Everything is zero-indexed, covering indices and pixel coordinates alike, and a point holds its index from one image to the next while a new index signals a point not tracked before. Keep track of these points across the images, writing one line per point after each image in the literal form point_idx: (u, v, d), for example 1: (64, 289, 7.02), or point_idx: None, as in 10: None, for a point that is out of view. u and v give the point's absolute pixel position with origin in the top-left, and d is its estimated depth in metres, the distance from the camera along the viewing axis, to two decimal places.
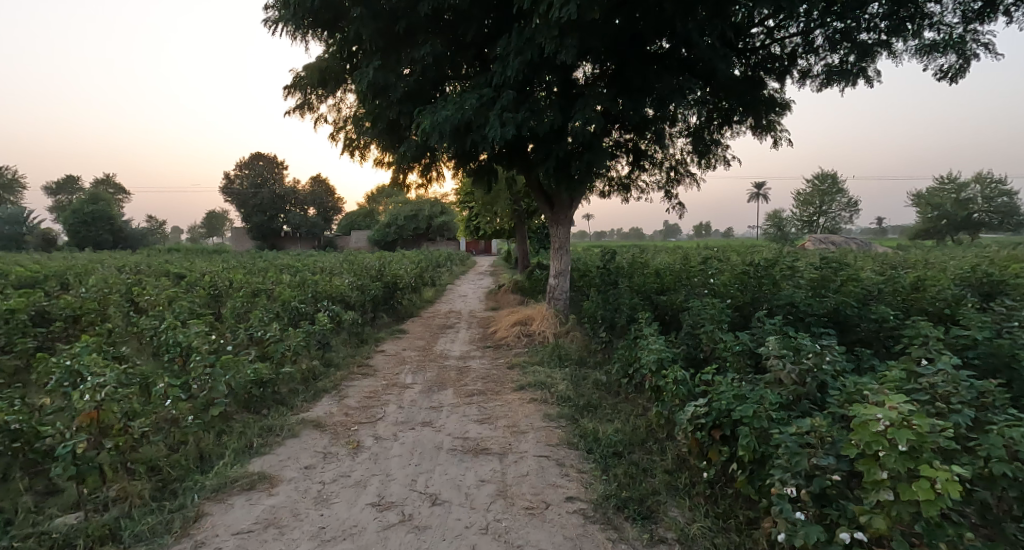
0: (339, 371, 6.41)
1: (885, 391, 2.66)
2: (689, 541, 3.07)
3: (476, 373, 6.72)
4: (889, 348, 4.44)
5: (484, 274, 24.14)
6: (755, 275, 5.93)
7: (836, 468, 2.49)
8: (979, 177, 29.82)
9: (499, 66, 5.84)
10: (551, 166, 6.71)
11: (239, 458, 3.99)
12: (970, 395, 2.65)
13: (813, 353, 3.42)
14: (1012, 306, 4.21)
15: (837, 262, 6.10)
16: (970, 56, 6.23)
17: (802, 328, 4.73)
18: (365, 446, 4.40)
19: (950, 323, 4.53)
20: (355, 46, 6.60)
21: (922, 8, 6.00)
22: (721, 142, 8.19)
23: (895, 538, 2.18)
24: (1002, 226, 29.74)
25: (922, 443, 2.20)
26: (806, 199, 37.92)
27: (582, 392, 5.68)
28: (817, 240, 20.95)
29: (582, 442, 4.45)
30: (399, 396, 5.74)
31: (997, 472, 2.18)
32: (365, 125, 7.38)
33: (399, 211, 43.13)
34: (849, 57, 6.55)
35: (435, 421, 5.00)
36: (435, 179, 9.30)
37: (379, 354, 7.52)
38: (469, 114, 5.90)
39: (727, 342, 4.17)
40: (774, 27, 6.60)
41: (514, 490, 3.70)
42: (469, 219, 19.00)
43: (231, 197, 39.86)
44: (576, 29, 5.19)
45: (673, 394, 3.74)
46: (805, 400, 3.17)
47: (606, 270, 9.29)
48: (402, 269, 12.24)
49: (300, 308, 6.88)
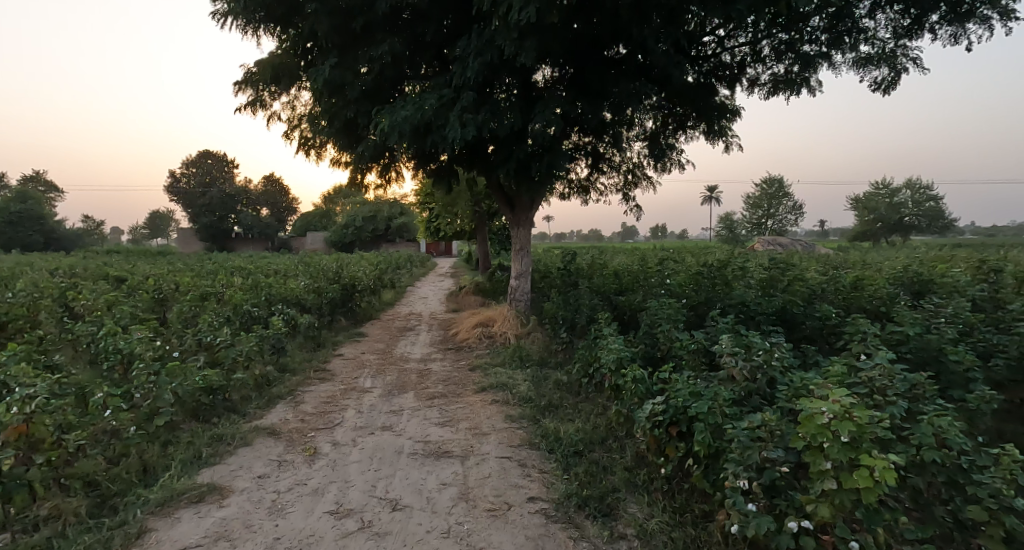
0: (295, 377, 6.20)
1: (828, 385, 2.80)
2: (646, 536, 3.14)
3: (437, 376, 6.66)
4: (832, 344, 4.70)
5: (446, 275, 25.04)
6: (708, 276, 6.15)
7: (784, 461, 2.61)
8: (910, 183, 31.87)
9: (459, 67, 5.82)
10: (512, 168, 6.75)
11: (186, 469, 3.81)
12: (903, 387, 2.85)
13: (763, 350, 3.58)
14: (939, 304, 4.53)
15: (783, 263, 6.40)
16: (901, 70, 6.63)
17: (752, 326, 4.95)
18: (322, 453, 4.29)
19: (885, 319, 4.86)
20: (310, 42, 6.45)
21: (858, 23, 6.36)
22: (675, 147, 8.40)
23: (839, 525, 2.29)
24: (931, 227, 31.91)
25: (862, 434, 2.34)
26: (755, 202, 39.50)
27: (543, 392, 5.72)
28: (762, 242, 22.00)
29: (544, 442, 4.49)
30: (359, 400, 5.63)
31: (928, 459, 2.36)
32: (320, 124, 7.18)
33: (357, 212, 42.30)
34: (793, 67, 6.89)
35: (395, 425, 4.92)
36: (394, 180, 9.17)
37: (337, 359, 7.32)
38: (428, 115, 5.86)
39: (683, 341, 4.31)
40: (724, 36, 6.82)
41: (477, 493, 3.68)
42: (429, 222, 18.86)
43: (178, 197, 38.21)
44: (536, 32, 5.26)
45: (632, 393, 3.82)
46: (756, 396, 3.31)
47: (565, 271, 9.36)
48: (361, 271, 11.98)
49: (253, 311, 6.64)
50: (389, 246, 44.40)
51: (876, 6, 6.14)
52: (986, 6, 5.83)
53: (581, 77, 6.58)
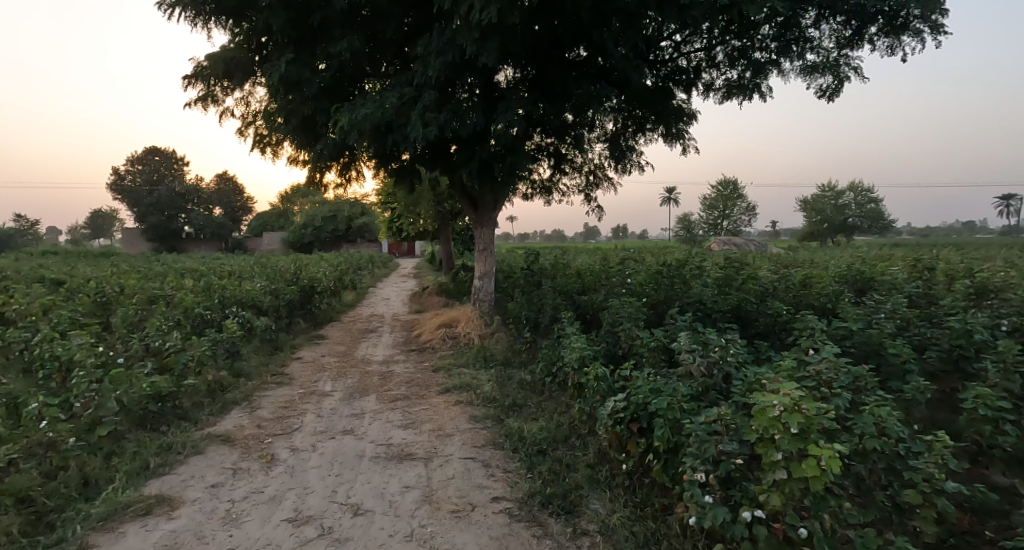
0: (251, 381, 6.00)
1: (779, 379, 2.92)
2: (609, 531, 3.19)
3: (400, 378, 6.58)
4: (783, 340, 4.89)
5: (408, 276, 24.78)
6: (667, 275, 6.32)
7: (738, 453, 2.70)
8: (853, 186, 33.59)
9: (420, 66, 5.77)
10: (475, 168, 6.74)
11: (132, 481, 3.64)
12: (847, 380, 3.00)
13: (719, 347, 3.70)
14: (879, 300, 4.80)
15: (738, 262, 6.63)
16: (843, 78, 6.98)
17: (709, 323, 5.11)
18: (280, 459, 4.17)
19: (832, 315, 5.10)
20: (265, 36, 6.25)
21: (804, 33, 6.65)
22: (635, 148, 8.57)
23: (789, 513, 2.39)
24: (872, 228, 33.72)
25: (810, 425, 2.45)
26: (710, 204, 40.75)
27: (507, 392, 5.74)
28: (718, 242, 22.75)
29: (508, 441, 4.50)
30: (318, 404, 5.50)
31: (869, 447, 2.49)
32: (277, 121, 6.98)
33: (316, 212, 41.29)
34: (745, 73, 7.14)
35: (357, 428, 4.83)
36: (355, 180, 9.01)
37: (296, 362, 7.13)
38: (389, 113, 5.78)
39: (643, 339, 4.41)
40: (681, 41, 7.00)
41: (440, 494, 3.66)
42: (390, 222, 18.60)
43: (122, 196, 36.40)
44: (497, 33, 5.28)
45: (594, 390, 3.89)
46: (713, 391, 3.42)
47: (529, 271, 9.41)
48: (320, 272, 11.69)
49: (205, 315, 6.40)
50: (349, 246, 43.57)
51: (820, 17, 6.44)
52: (918, 20, 6.21)
53: (543, 78, 6.63)
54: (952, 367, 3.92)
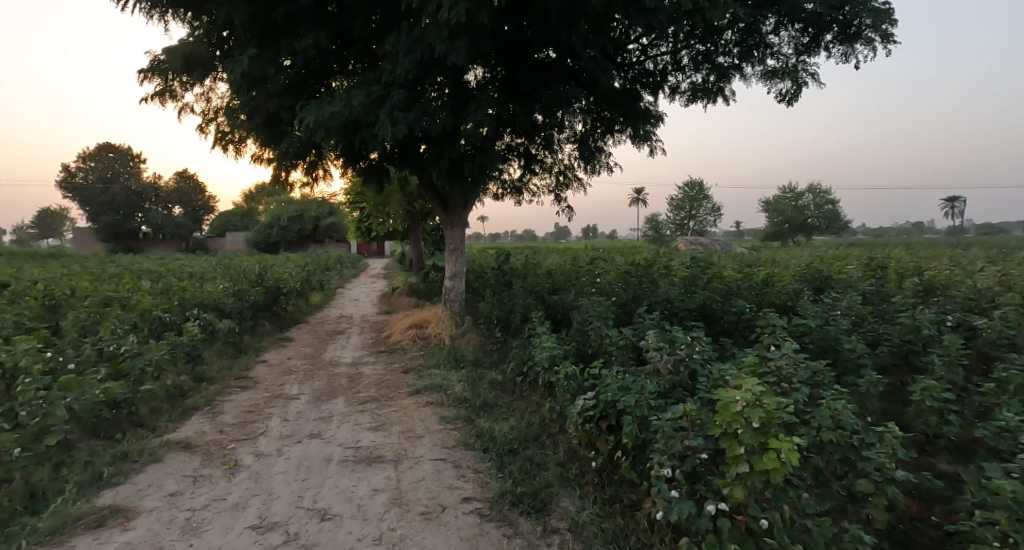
0: (213, 386, 5.82)
1: (742, 375, 3.01)
2: (578, 529, 3.22)
3: (369, 380, 6.50)
4: (746, 337, 5.04)
5: (377, 276, 24.51)
6: (635, 275, 6.41)
7: (703, 448, 2.77)
8: (812, 187, 34.82)
9: (388, 64, 5.71)
10: (445, 168, 6.70)
11: (84, 492, 3.48)
12: (805, 375, 3.11)
13: (685, 344, 3.79)
14: (836, 297, 4.99)
15: (704, 262, 6.80)
16: (801, 83, 7.22)
17: (676, 322, 5.22)
18: (243, 465, 4.06)
19: (792, 312, 5.28)
20: (226, 31, 6.08)
21: (765, 39, 6.84)
22: (604, 149, 8.67)
23: (751, 505, 2.46)
24: (830, 228, 35.01)
25: (770, 419, 2.53)
26: (677, 204, 41.64)
27: (478, 392, 5.74)
28: (686, 241, 23.36)
29: (479, 442, 4.50)
30: (284, 408, 5.38)
31: (826, 440, 2.59)
32: (240, 118, 6.79)
33: (282, 211, 40.34)
34: (709, 77, 7.31)
35: (324, 432, 4.75)
36: (323, 178, 8.85)
37: (261, 366, 6.95)
38: (357, 111, 5.70)
39: (613, 338, 4.47)
40: (647, 45, 7.11)
41: (409, 496, 3.63)
42: (359, 221, 18.33)
43: (73, 194, 34.81)
44: (466, 32, 5.27)
45: (564, 389, 3.92)
46: (679, 388, 3.50)
47: (500, 271, 9.41)
48: (286, 273, 11.44)
49: (164, 317, 6.18)
50: (317, 246, 42.74)
51: (780, 24, 6.64)
52: (870, 29, 6.48)
53: (512, 78, 6.64)
54: (903, 361, 4.10)
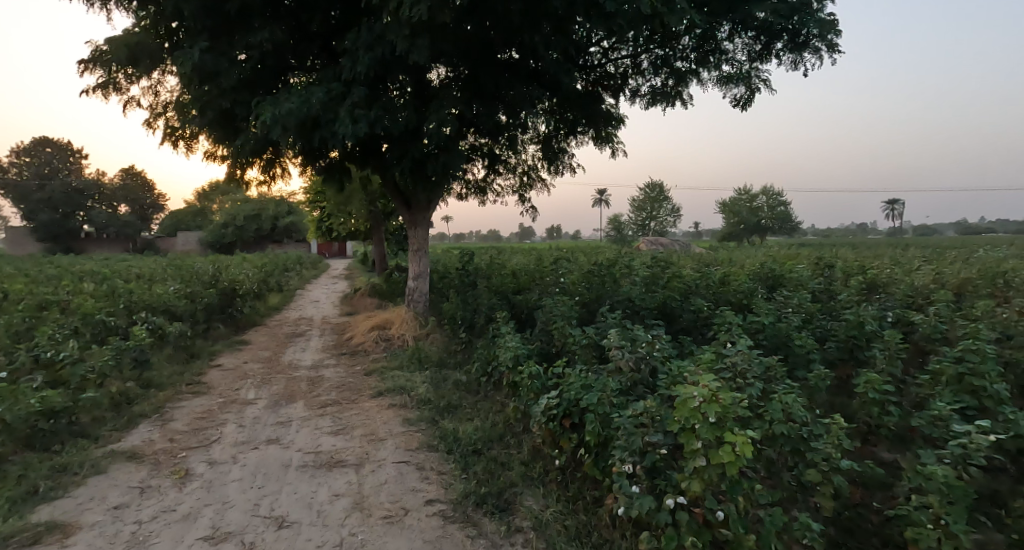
0: (162, 392, 5.57)
1: (699, 371, 3.09)
2: (542, 527, 3.24)
3: (329, 383, 6.36)
4: (704, 334, 5.19)
5: (338, 277, 24.03)
6: (598, 275, 6.50)
7: (663, 443, 2.83)
8: (765, 190, 36.16)
9: (348, 60, 5.60)
10: (407, 167, 6.63)
11: (18, 508, 3.28)
12: (759, 370, 3.22)
13: (646, 342, 3.86)
14: (788, 295, 5.20)
15: (664, 261, 6.96)
16: (755, 89, 7.48)
17: (637, 320, 5.32)
18: (195, 474, 3.91)
19: (747, 310, 5.47)
20: (175, 22, 5.83)
21: (720, 45, 7.06)
22: (567, 150, 8.77)
23: (708, 498, 2.53)
24: (783, 229, 36.45)
25: (726, 414, 2.61)
26: (639, 205, 42.49)
27: (442, 393, 5.70)
28: (647, 241, 23.88)
29: (442, 443, 4.47)
30: (239, 414, 5.20)
31: (778, 432, 2.70)
32: (191, 113, 6.53)
33: (238, 210, 39.00)
34: (668, 81, 7.50)
35: (282, 437, 4.62)
36: (281, 176, 8.60)
37: (214, 370, 6.69)
38: (316, 108, 5.57)
39: (576, 337, 4.52)
40: (608, 48, 7.23)
41: (371, 500, 3.58)
42: (319, 221, 17.92)
43: (7, 191, 32.65)
44: (428, 31, 5.23)
45: (528, 388, 3.93)
46: (641, 385, 3.56)
47: (464, 271, 9.37)
48: (242, 274, 11.06)
49: (108, 321, 5.88)
50: (276, 246, 41.54)
51: (734, 31, 6.87)
52: (817, 39, 6.77)
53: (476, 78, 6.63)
54: (848, 356, 4.30)
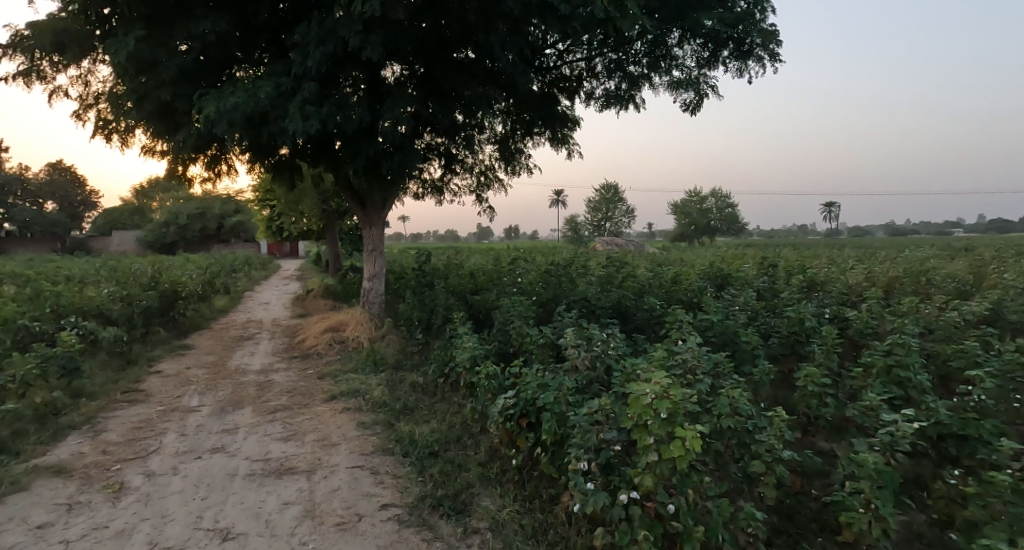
0: (94, 402, 5.23)
1: (652, 368, 3.16)
2: (499, 527, 3.24)
3: (279, 387, 6.14)
4: (657, 332, 5.32)
5: (289, 277, 23.28)
6: (555, 275, 6.55)
7: (617, 440, 2.88)
8: (714, 192, 37.50)
9: (297, 55, 5.43)
10: (361, 165, 6.49)
11: None
12: (708, 366, 3.32)
13: (601, 341, 3.92)
14: (735, 294, 5.40)
15: (619, 261, 7.09)
16: (703, 95, 7.73)
17: (593, 319, 5.40)
18: (131, 488, 3.69)
19: (697, 308, 5.64)
20: (108, 8, 5.49)
21: (671, 51, 7.26)
22: (523, 151, 8.80)
23: (659, 492, 2.59)
24: (731, 230, 37.90)
25: (676, 410, 2.67)
26: (595, 206, 43.23)
27: (398, 395, 5.60)
28: (603, 241, 24.36)
29: (398, 446, 4.39)
30: (181, 422, 4.95)
31: (726, 426, 2.79)
32: (126, 105, 6.16)
33: (181, 208, 37.17)
34: (621, 84, 7.65)
35: (228, 445, 4.42)
36: (227, 173, 8.24)
37: (153, 377, 6.34)
38: (264, 103, 5.37)
39: (533, 336, 4.53)
40: (563, 51, 7.31)
41: (323, 508, 3.47)
42: (269, 220, 17.29)
43: None
44: (381, 27, 5.13)
45: (485, 389, 3.92)
46: (596, 383, 3.61)
47: (421, 271, 9.26)
48: (185, 275, 10.53)
49: (33, 327, 5.47)
50: (223, 246, 39.85)
51: (683, 38, 7.08)
52: (760, 48, 7.07)
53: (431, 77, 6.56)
54: (790, 351, 4.51)
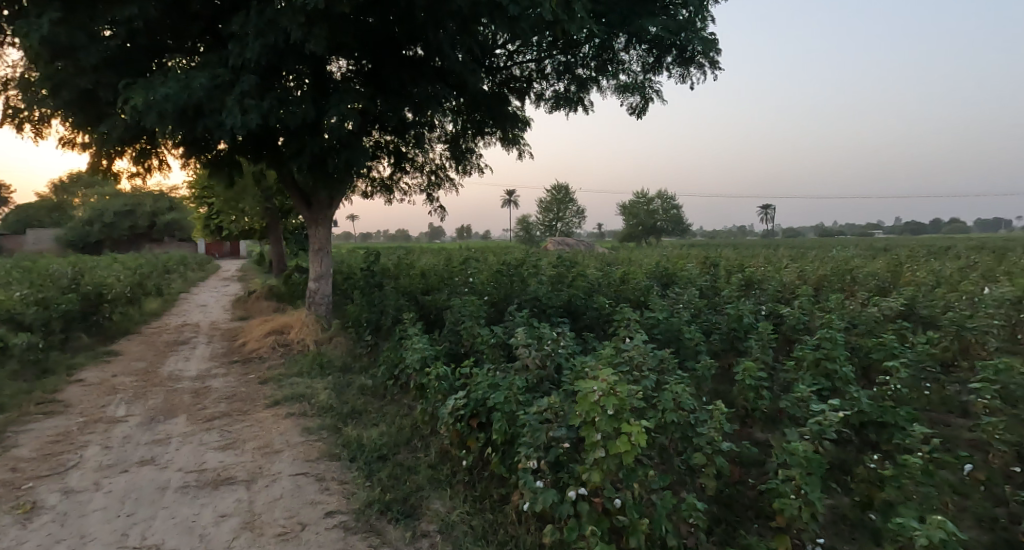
0: (4, 415, 4.79)
1: (600, 366, 3.21)
2: (448, 529, 3.19)
3: (218, 394, 5.84)
4: (605, 330, 5.41)
5: (230, 278, 22.22)
6: (507, 274, 6.54)
7: (566, 437, 2.90)
8: (661, 194, 38.69)
9: (235, 45, 5.18)
10: (306, 162, 6.26)
11: None
12: (653, 363, 3.40)
13: (551, 340, 3.94)
14: (680, 292, 5.57)
15: (569, 261, 7.18)
16: (648, 99, 7.95)
17: (543, 318, 5.43)
18: (46, 507, 3.40)
19: (644, 306, 5.78)
20: None
21: (617, 55, 7.41)
22: (474, 150, 8.77)
23: (607, 487, 2.62)
24: (677, 231, 39.20)
25: (622, 406, 2.71)
26: (547, 206, 43.67)
27: (345, 399, 5.44)
28: (555, 241, 24.66)
29: (345, 451, 4.26)
30: (106, 434, 4.61)
31: (670, 420, 2.86)
32: (41, 93, 5.69)
33: (110, 205, 34.79)
34: (570, 86, 7.75)
35: (159, 457, 4.16)
36: (159, 168, 7.76)
37: (74, 386, 5.88)
38: (199, 94, 5.09)
39: (483, 336, 4.51)
40: (513, 51, 7.33)
41: (263, 518, 3.32)
42: (207, 218, 16.44)
43: None
44: (326, 20, 4.98)
45: (435, 390, 3.86)
46: (546, 382, 3.63)
47: (370, 272, 9.04)
48: (113, 277, 9.84)
49: None
50: (157, 246, 37.59)
51: (629, 43, 7.25)
52: (701, 55, 7.33)
53: (379, 73, 6.42)
54: (730, 346, 4.69)
